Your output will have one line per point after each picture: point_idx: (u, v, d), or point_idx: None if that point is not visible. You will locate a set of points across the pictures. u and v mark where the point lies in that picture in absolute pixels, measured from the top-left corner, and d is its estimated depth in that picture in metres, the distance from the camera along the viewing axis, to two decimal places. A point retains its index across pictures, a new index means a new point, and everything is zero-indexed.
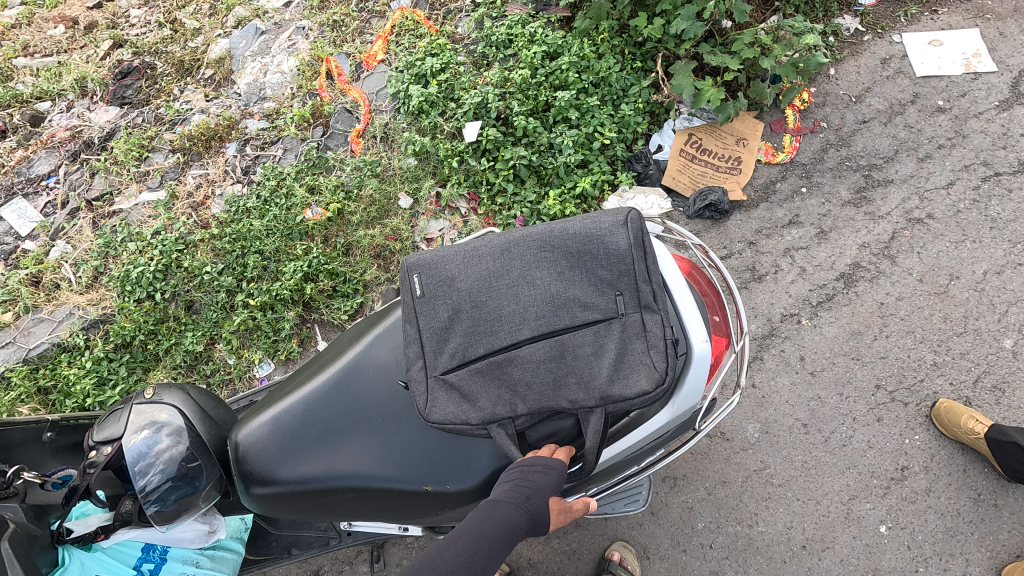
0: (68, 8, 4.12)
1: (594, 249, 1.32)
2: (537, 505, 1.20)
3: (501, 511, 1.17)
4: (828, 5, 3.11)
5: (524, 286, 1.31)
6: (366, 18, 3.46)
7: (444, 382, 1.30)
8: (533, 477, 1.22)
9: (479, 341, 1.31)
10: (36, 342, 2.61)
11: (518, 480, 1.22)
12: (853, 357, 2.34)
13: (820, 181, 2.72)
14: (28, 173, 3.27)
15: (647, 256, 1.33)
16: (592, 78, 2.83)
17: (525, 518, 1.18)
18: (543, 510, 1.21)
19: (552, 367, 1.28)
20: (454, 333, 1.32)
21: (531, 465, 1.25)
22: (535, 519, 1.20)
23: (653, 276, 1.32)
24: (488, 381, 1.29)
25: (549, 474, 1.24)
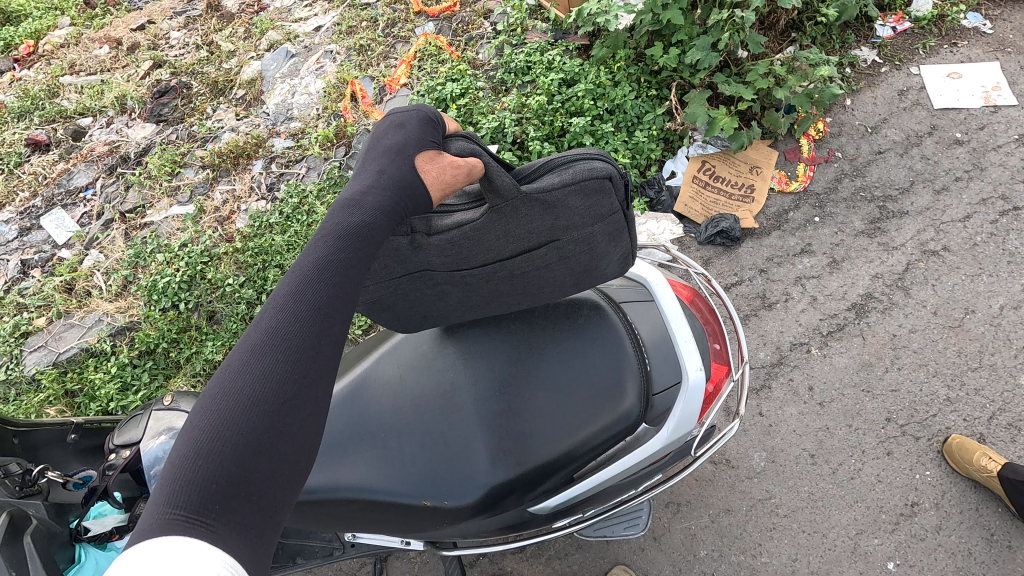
0: (113, 31, 4.40)
1: (595, 275, 1.43)
2: (323, 280, 0.86)
3: (257, 331, 0.80)
4: (845, 37, 3.15)
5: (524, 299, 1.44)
6: (391, 43, 3.62)
7: (379, 284, 1.33)
8: (386, 142, 1.10)
9: (452, 293, 1.38)
10: (66, 346, 2.73)
11: (374, 150, 1.11)
12: (863, 390, 2.31)
13: (833, 211, 2.72)
14: (68, 185, 3.45)
15: (616, 186, 1.31)
16: (607, 104, 2.90)
17: (394, 181, 1.02)
18: (407, 163, 1.07)
19: (364, 184, 1.01)
20: (433, 287, 1.36)
21: (383, 122, 1.17)
22: (325, 293, 0.85)
23: (595, 164, 1.28)
24: (397, 249, 1.25)
25: (303, 253, 0.89)
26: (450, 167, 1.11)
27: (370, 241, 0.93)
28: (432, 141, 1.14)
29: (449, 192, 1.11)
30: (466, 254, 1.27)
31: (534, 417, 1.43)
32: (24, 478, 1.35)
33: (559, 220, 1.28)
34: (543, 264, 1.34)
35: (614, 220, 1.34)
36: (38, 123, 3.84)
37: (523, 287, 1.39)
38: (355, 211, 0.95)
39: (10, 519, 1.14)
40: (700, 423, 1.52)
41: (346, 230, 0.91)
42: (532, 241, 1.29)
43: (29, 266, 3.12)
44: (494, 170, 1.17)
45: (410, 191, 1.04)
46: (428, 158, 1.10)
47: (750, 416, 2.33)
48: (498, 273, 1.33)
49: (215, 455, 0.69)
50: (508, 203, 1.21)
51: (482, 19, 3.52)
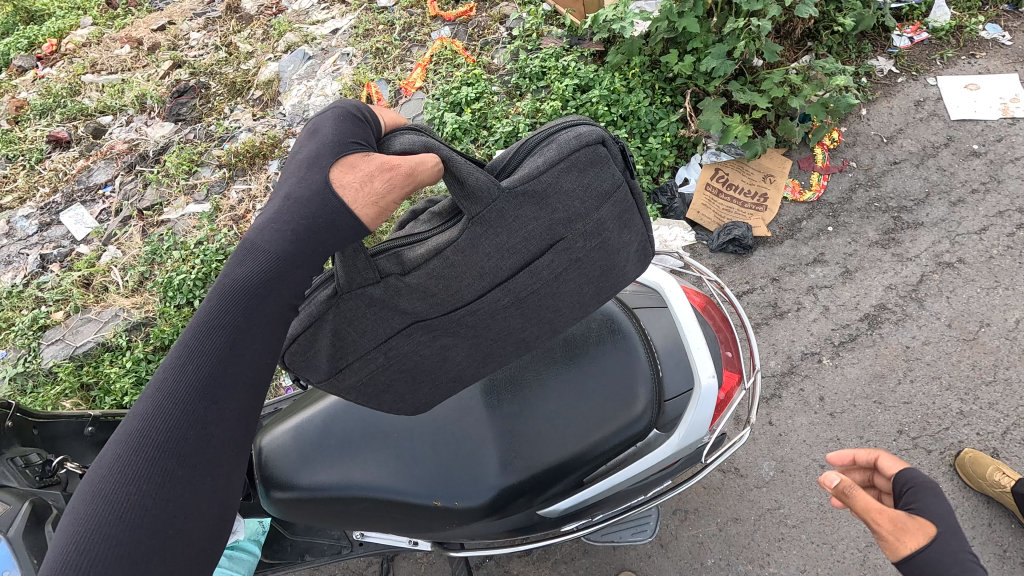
0: (134, 31, 4.48)
1: (614, 273, 1.37)
2: (205, 348, 0.80)
3: (132, 419, 0.76)
4: (862, 47, 3.14)
5: (544, 329, 1.33)
6: (407, 47, 3.66)
7: (365, 359, 1.22)
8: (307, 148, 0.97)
9: (455, 347, 1.26)
10: (83, 340, 2.77)
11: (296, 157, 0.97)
12: (875, 401, 2.29)
13: (847, 221, 2.71)
14: (87, 181, 3.51)
15: (609, 151, 1.29)
16: (621, 111, 2.90)
17: (304, 207, 0.88)
18: (320, 179, 0.91)
19: (265, 219, 0.89)
20: (430, 344, 1.24)
21: (299, 132, 1.02)
22: (204, 371, 0.79)
23: (581, 130, 1.24)
24: (371, 299, 1.17)
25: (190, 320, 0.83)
26: (377, 171, 0.93)
27: (259, 299, 0.83)
28: (353, 143, 0.97)
29: (383, 204, 0.93)
30: (453, 288, 1.18)
31: (545, 420, 1.44)
32: (44, 468, 1.36)
33: (558, 210, 1.21)
34: (553, 274, 1.25)
35: (618, 194, 1.31)
36: (59, 120, 3.91)
37: (536, 312, 1.29)
38: (246, 262, 0.84)
39: None
40: (711, 430, 1.52)
41: (232, 289, 0.83)
42: (532, 248, 1.21)
43: (48, 261, 3.17)
44: (464, 170, 1.10)
45: (327, 222, 0.88)
46: (347, 168, 0.93)
47: (760, 425, 2.32)
48: (502, 302, 1.23)
49: (83, 567, 0.65)
50: (491, 208, 1.15)
51: (498, 24, 3.54)
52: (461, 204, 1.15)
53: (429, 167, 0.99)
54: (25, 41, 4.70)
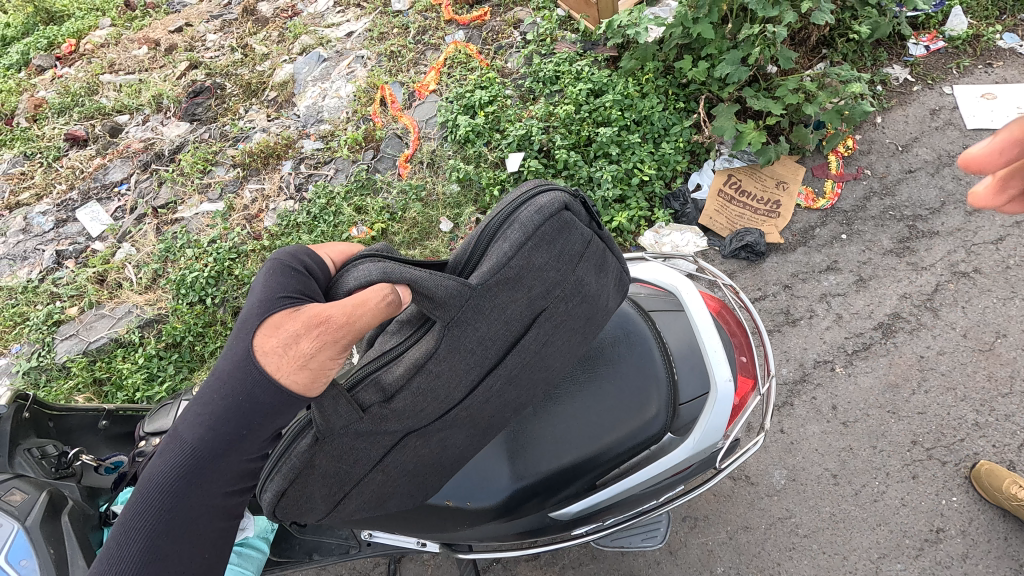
0: (151, 32, 4.53)
1: (600, 315, 1.43)
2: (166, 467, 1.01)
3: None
4: (877, 54, 3.13)
5: (539, 390, 1.40)
6: (421, 50, 3.68)
7: (362, 483, 1.23)
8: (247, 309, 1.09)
9: (453, 438, 1.29)
10: (96, 335, 2.80)
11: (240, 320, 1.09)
12: (888, 411, 2.26)
13: (861, 229, 2.69)
14: (103, 179, 3.55)
15: (573, 213, 1.35)
16: (635, 116, 2.89)
17: (226, 381, 1.02)
18: (247, 343, 1.03)
19: (191, 406, 1.05)
20: (429, 444, 1.27)
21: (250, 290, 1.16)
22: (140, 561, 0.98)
23: (540, 202, 1.30)
24: (359, 431, 1.16)
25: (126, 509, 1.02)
26: (300, 331, 1.01)
27: (182, 490, 1.01)
28: (284, 299, 1.07)
29: (309, 362, 1.01)
30: (442, 395, 1.22)
31: (559, 422, 1.46)
32: (60, 459, 1.39)
33: (534, 285, 1.28)
34: (539, 346, 1.33)
35: (589, 250, 1.38)
36: (77, 119, 3.97)
37: (531, 382, 1.35)
38: (168, 457, 1.02)
39: (49, 498, 1.18)
40: (726, 434, 1.50)
41: (155, 488, 1.01)
42: (514, 330, 1.27)
43: (64, 257, 3.21)
44: (433, 284, 1.15)
45: (252, 391, 1.01)
46: (271, 329, 1.03)
47: (771, 433, 2.30)
48: (496, 386, 1.28)
49: None
50: (466, 307, 1.20)
51: (512, 29, 3.56)
52: (433, 313, 1.18)
53: (364, 310, 1.03)
54: (45, 41, 4.77)
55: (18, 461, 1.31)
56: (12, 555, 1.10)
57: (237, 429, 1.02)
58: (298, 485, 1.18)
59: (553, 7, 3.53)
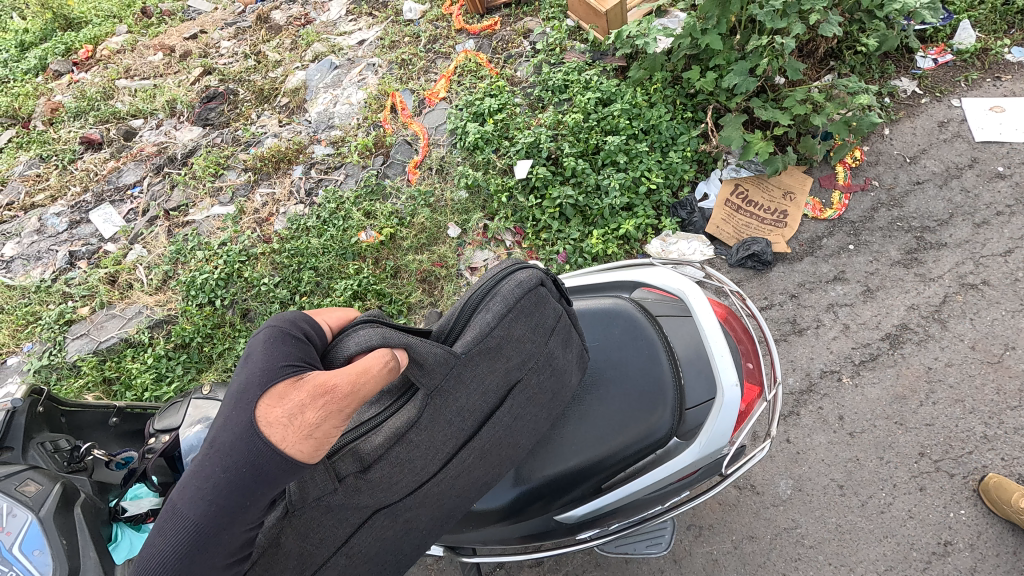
0: (167, 39, 4.62)
1: (566, 390, 1.43)
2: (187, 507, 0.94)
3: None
4: (885, 67, 3.14)
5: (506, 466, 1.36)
6: (432, 59, 3.73)
7: (326, 567, 1.15)
8: (234, 377, 1.02)
9: (419, 517, 1.24)
10: (107, 335, 2.83)
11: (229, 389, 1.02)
12: (896, 422, 2.24)
13: (868, 240, 2.69)
14: (117, 182, 3.61)
15: (548, 289, 1.39)
16: (643, 125, 2.92)
17: (226, 455, 0.94)
18: (246, 418, 0.96)
19: (190, 476, 0.96)
20: (396, 523, 1.21)
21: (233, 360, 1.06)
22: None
23: (519, 276, 1.33)
24: (330, 506, 1.11)
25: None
26: (305, 401, 0.96)
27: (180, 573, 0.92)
28: (288, 367, 1.00)
29: (316, 433, 0.96)
30: (417, 467, 1.19)
31: (566, 425, 1.47)
32: (73, 454, 1.41)
33: (511, 356, 1.29)
34: (513, 416, 1.32)
35: (560, 324, 1.41)
36: (93, 123, 4.04)
37: (499, 457, 1.33)
38: (167, 532, 0.94)
39: (63, 490, 1.19)
40: (732, 441, 1.50)
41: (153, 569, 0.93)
42: (491, 401, 1.27)
43: (76, 258, 3.25)
44: (421, 351, 1.14)
45: (255, 467, 0.93)
46: (274, 400, 0.96)
47: (777, 442, 2.28)
48: (469, 460, 1.26)
49: None
50: (449, 376, 1.19)
51: (522, 38, 3.60)
52: (419, 381, 1.17)
53: (369, 378, 1.01)
54: (62, 46, 4.87)
55: (31, 454, 1.33)
56: (25, 545, 1.08)
57: (237, 501, 0.94)
58: (261, 565, 1.07)
59: (563, 17, 3.57)
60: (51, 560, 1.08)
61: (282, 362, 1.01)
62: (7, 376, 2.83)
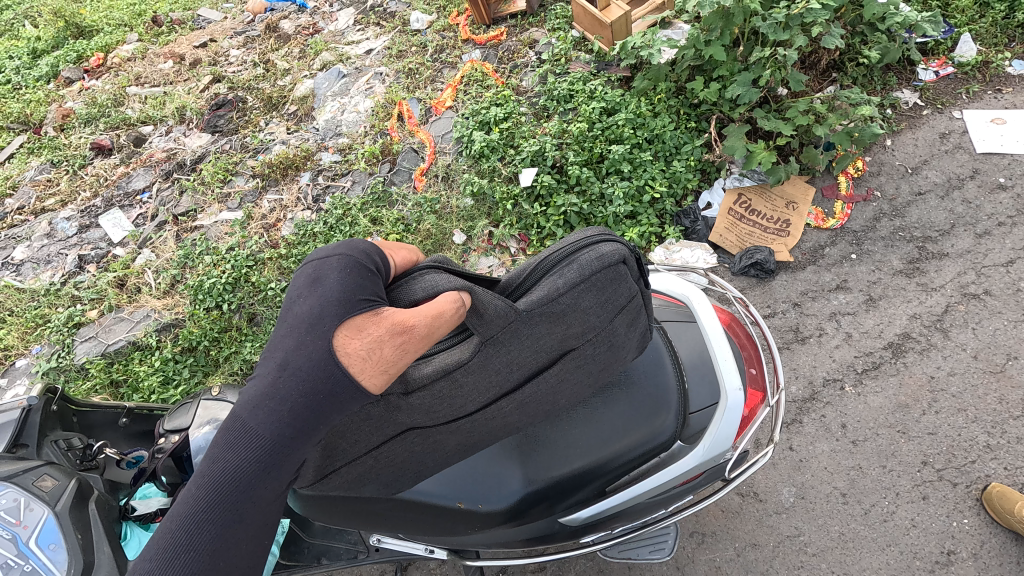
0: (177, 47, 4.69)
1: (617, 364, 1.43)
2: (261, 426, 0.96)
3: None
4: (887, 79, 3.18)
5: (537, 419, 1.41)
6: (438, 68, 3.78)
7: (354, 461, 1.25)
8: (298, 306, 1.04)
9: (447, 440, 1.31)
10: (115, 338, 2.86)
11: (293, 311, 1.05)
12: (898, 431, 2.24)
13: (870, 249, 2.71)
14: (126, 187, 3.66)
15: (629, 267, 1.37)
16: (647, 134, 2.95)
17: (302, 377, 0.98)
18: (324, 347, 0.99)
19: (259, 397, 0.98)
20: (425, 442, 1.29)
21: (302, 278, 1.08)
22: (199, 550, 0.92)
23: (603, 249, 1.32)
24: (370, 415, 1.19)
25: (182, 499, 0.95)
26: (384, 336, 1.02)
27: (251, 484, 0.96)
28: (364, 300, 1.04)
29: (392, 368, 1.04)
30: (457, 405, 1.24)
31: (573, 426, 1.48)
32: (86, 453, 1.44)
33: (573, 325, 1.30)
34: (560, 378, 1.34)
35: (632, 304, 1.39)
36: (103, 129, 4.09)
37: (535, 410, 1.37)
38: (238, 447, 0.96)
39: (78, 486, 1.22)
40: (734, 447, 1.51)
41: (222, 478, 0.94)
42: (542, 359, 1.30)
43: (86, 262, 3.29)
44: (482, 300, 1.17)
45: (330, 391, 0.99)
46: (353, 331, 1.01)
47: (780, 449, 2.28)
48: (506, 408, 1.31)
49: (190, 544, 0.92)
50: (505, 330, 1.23)
51: (527, 49, 3.65)
52: (474, 327, 1.20)
53: (442, 320, 1.08)
54: (74, 54, 4.95)
55: (45, 451, 1.36)
56: (41, 539, 1.10)
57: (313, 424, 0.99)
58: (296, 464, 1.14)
59: (568, 28, 3.62)
60: (68, 553, 1.12)
61: (359, 296, 1.04)
62: (16, 378, 2.86)
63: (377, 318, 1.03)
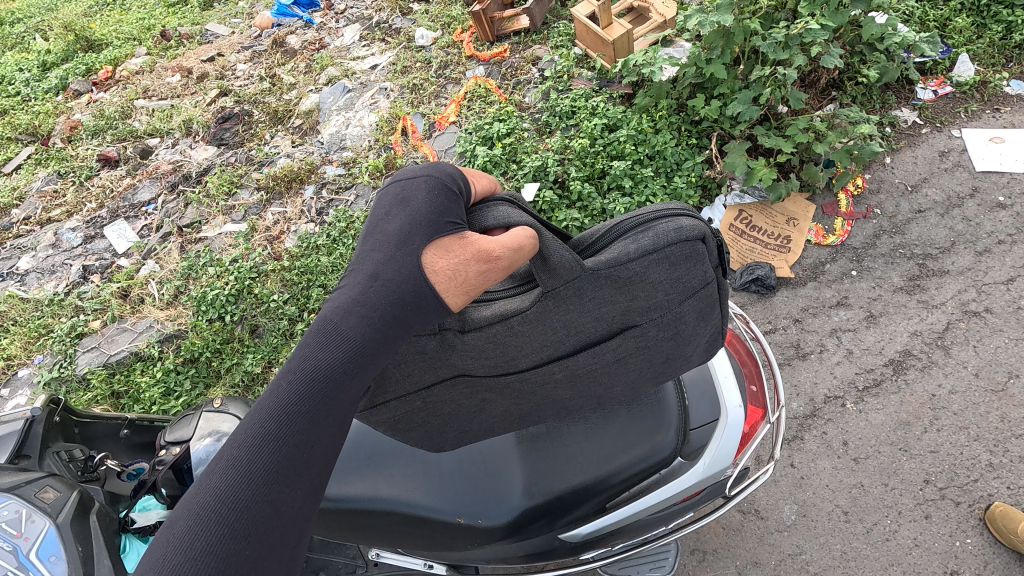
0: (185, 62, 4.77)
1: (677, 364, 1.33)
2: (350, 331, 0.83)
3: (206, 491, 0.72)
4: (886, 98, 3.22)
5: (587, 399, 1.35)
6: (442, 84, 3.83)
7: (403, 398, 1.25)
8: (386, 225, 0.95)
9: (494, 402, 1.30)
10: (118, 349, 2.87)
11: (377, 228, 0.96)
12: (900, 448, 2.22)
13: (870, 266, 2.72)
14: (132, 199, 3.69)
15: (709, 247, 1.24)
16: (648, 150, 2.98)
17: (393, 289, 0.88)
18: (412, 259, 0.91)
19: (351, 299, 0.86)
20: (471, 396, 1.28)
21: (388, 200, 1.00)
22: (283, 449, 0.76)
23: (683, 223, 1.20)
24: (425, 349, 1.18)
25: (260, 400, 0.79)
26: (472, 259, 0.96)
27: (343, 385, 0.81)
28: (450, 222, 0.97)
29: (472, 289, 0.97)
30: (510, 353, 1.20)
31: (574, 441, 1.48)
32: (87, 464, 1.44)
33: (638, 297, 1.20)
34: (618, 356, 1.26)
35: (705, 291, 1.26)
36: (110, 141, 4.14)
37: (587, 388, 1.31)
38: (328, 344, 0.82)
39: (79, 498, 1.22)
40: (735, 464, 1.52)
41: (307, 380, 0.80)
42: (600, 330, 1.22)
43: (90, 272, 3.31)
44: (548, 247, 1.11)
45: (417, 303, 0.90)
46: (442, 250, 0.94)
47: (781, 466, 2.27)
48: (557, 375, 1.26)
49: (259, 458, 0.74)
50: (568, 286, 1.15)
51: (530, 65, 3.70)
52: (539, 276, 1.15)
53: (522, 252, 1.03)
54: (83, 67, 5.02)
55: (47, 463, 1.37)
56: (42, 551, 1.10)
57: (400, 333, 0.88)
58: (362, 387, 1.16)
59: (571, 46, 3.67)
60: (68, 566, 1.11)
61: (453, 218, 0.99)
62: (17, 388, 2.86)
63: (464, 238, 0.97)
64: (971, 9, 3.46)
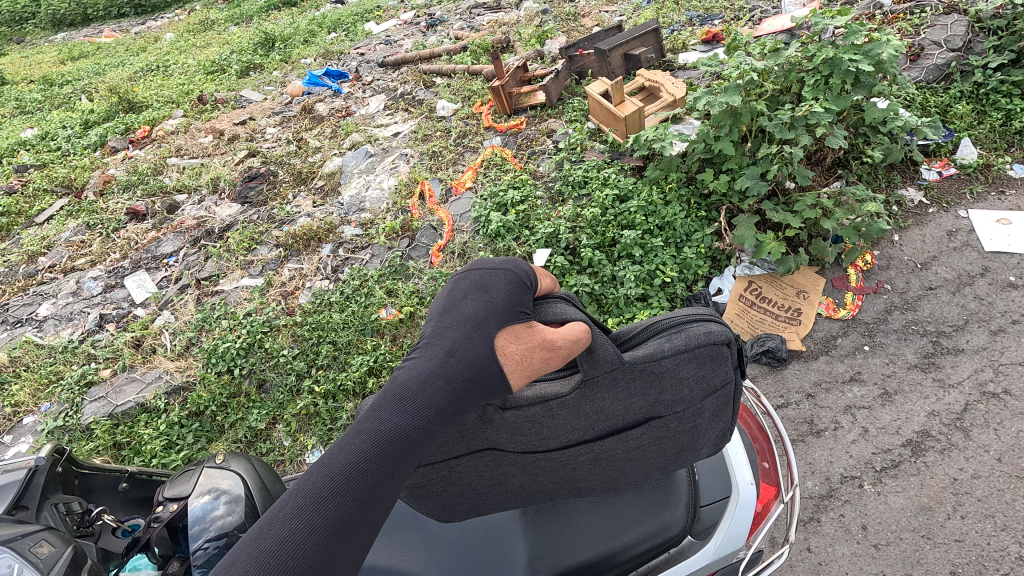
0: (218, 124, 5.07)
1: (689, 455, 1.29)
2: (427, 401, 0.85)
3: (271, 537, 0.73)
4: (891, 177, 3.30)
5: (601, 482, 1.29)
6: (461, 152, 4.01)
7: (430, 465, 1.24)
8: (463, 305, 0.98)
9: (513, 476, 1.27)
10: (124, 399, 2.87)
11: (452, 306, 0.99)
12: (923, 535, 2.10)
13: (883, 341, 2.70)
14: (155, 251, 3.81)
15: (731, 351, 1.27)
16: (658, 221, 3.04)
17: (467, 367, 0.90)
18: (485, 345, 0.93)
19: (428, 369, 0.88)
20: (494, 470, 1.26)
21: (464, 283, 1.04)
22: (346, 506, 0.75)
23: (712, 327, 1.24)
24: (464, 422, 1.19)
25: (330, 454, 0.80)
26: (538, 346, 0.99)
27: (412, 451, 0.82)
28: (522, 310, 1.01)
29: (532, 376, 0.99)
30: (544, 434, 1.19)
31: (580, 516, 1.43)
32: (84, 518, 1.43)
33: (666, 391, 1.20)
34: (638, 445, 1.22)
35: (725, 390, 1.27)
36: (140, 196, 4.32)
37: (604, 471, 1.25)
38: (403, 411, 0.84)
39: (73, 553, 1.19)
40: (747, 546, 1.47)
41: (380, 442, 0.80)
42: (626, 418, 1.20)
43: (106, 321, 3.37)
44: (596, 341, 1.14)
45: (485, 384, 0.92)
46: (512, 336, 0.97)
47: (797, 550, 2.16)
48: (580, 457, 1.22)
49: (324, 512, 0.75)
50: (606, 375, 1.16)
51: (546, 137, 3.87)
52: (581, 364, 1.16)
53: (580, 345, 1.06)
54: (122, 126, 5.32)
55: (44, 514, 1.34)
56: None
57: (464, 409, 0.90)
58: None
59: (584, 120, 3.86)
60: None
61: (523, 307, 1.01)
62: (20, 435, 2.85)
63: (531, 325, 1.00)
64: (970, 97, 3.61)
